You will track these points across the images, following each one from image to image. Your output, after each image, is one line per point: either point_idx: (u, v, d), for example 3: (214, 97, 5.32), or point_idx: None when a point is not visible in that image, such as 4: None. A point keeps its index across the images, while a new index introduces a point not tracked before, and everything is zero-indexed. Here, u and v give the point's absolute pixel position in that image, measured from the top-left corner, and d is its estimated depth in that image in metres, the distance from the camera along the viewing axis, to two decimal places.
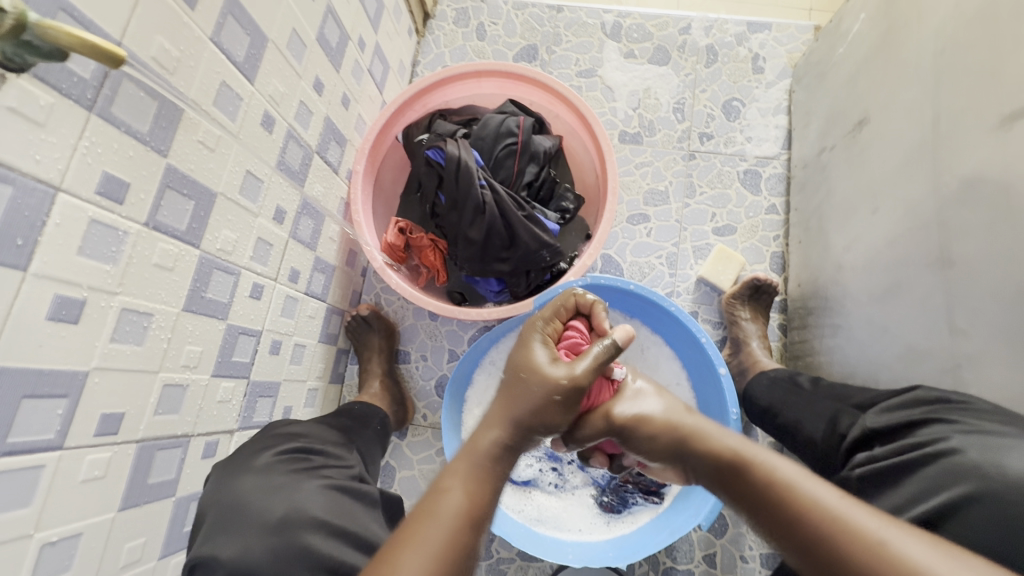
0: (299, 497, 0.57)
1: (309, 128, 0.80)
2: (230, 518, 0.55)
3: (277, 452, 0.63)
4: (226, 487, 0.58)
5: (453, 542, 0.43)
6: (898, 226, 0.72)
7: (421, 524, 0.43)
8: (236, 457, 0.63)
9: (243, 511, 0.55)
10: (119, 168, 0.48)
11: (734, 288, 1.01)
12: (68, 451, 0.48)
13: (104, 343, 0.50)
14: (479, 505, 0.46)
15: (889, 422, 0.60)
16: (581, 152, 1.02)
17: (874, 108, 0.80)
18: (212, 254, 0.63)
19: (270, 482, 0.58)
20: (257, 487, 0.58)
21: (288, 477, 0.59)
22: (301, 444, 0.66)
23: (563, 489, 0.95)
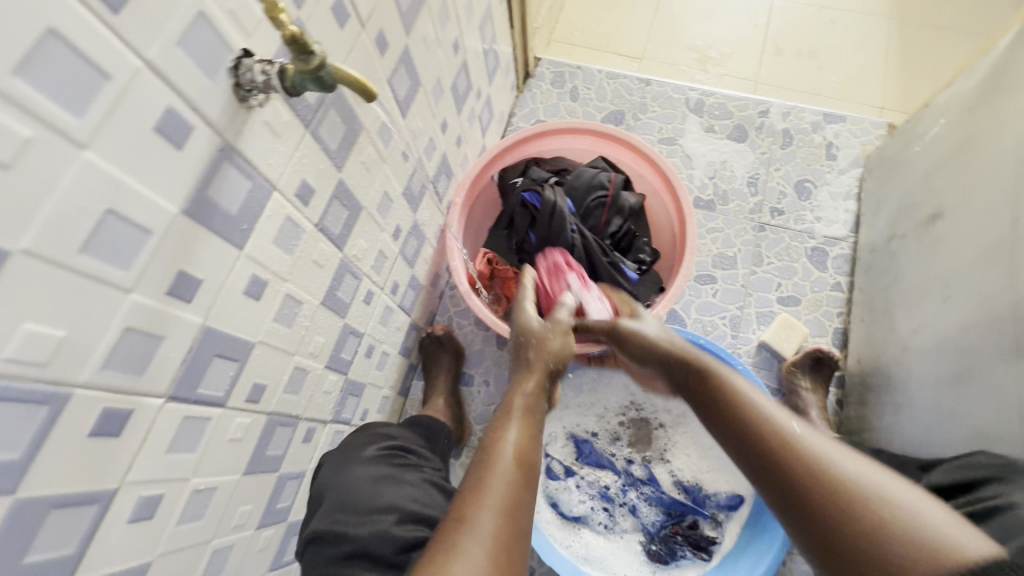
0: (398, 493, 0.69)
1: (431, 160, 0.90)
2: (340, 504, 0.67)
3: (377, 447, 0.75)
4: (336, 475, 0.71)
5: (515, 489, 0.52)
6: (971, 316, 0.75)
7: (486, 474, 0.52)
8: (346, 446, 0.75)
9: (350, 500, 0.67)
10: (312, 176, 0.58)
11: (796, 356, 1.04)
12: (227, 410, 0.54)
13: (269, 321, 0.57)
14: (527, 454, 0.56)
15: (949, 480, 0.63)
16: (660, 212, 1.10)
17: (951, 204, 0.86)
18: (348, 258, 0.71)
19: (374, 477, 0.70)
20: (360, 481, 0.70)
21: (387, 474, 0.72)
22: (399, 443, 0.79)
23: (612, 531, 0.95)
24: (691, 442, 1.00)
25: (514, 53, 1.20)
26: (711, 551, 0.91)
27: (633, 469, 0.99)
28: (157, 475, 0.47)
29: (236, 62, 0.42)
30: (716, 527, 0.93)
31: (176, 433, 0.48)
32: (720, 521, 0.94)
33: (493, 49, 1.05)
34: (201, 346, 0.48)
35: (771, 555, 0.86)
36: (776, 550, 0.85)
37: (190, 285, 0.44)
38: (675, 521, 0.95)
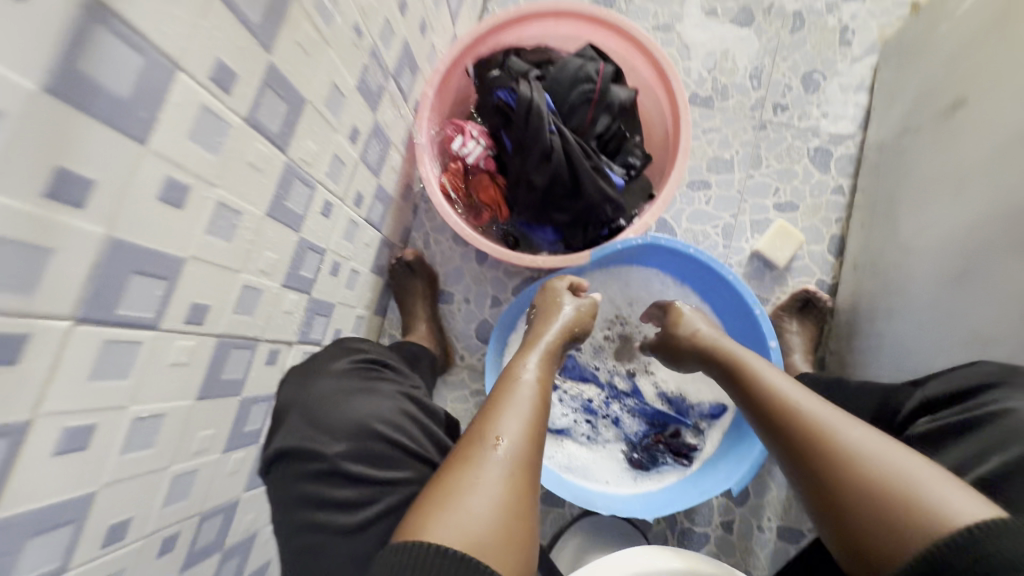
0: (369, 404, 0.67)
1: (390, 49, 0.78)
2: (310, 420, 0.65)
3: (349, 361, 0.72)
4: (303, 392, 0.68)
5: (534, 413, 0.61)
6: (983, 213, 0.69)
7: (508, 398, 0.62)
8: (314, 363, 0.72)
9: (319, 415, 0.65)
10: (231, 57, 0.47)
11: (786, 300, 1.00)
12: (162, 333, 0.49)
13: (200, 234, 0.50)
14: (544, 390, 0.65)
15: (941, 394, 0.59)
16: (653, 110, 0.99)
17: (976, 89, 0.76)
18: (295, 163, 0.62)
19: (340, 388, 0.68)
20: (327, 395, 0.67)
21: (356, 386, 0.69)
22: (372, 356, 0.76)
23: (594, 441, 0.95)
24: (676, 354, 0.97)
25: None
26: (692, 457, 0.93)
27: (616, 382, 0.98)
28: (83, 405, 0.42)
29: None
30: (698, 435, 0.94)
31: (99, 360, 0.42)
32: (702, 428, 0.94)
33: None
34: (110, 261, 0.41)
35: (750, 460, 0.85)
36: (756, 454, 0.84)
37: (78, 187, 0.37)
38: (656, 430, 0.95)
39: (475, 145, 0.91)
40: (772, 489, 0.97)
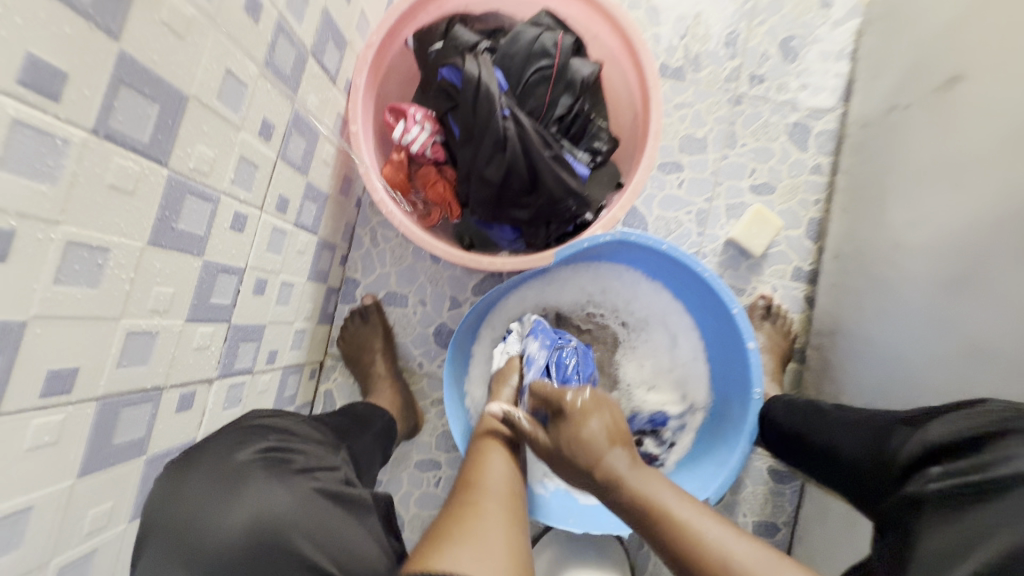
0: (270, 516, 0.46)
1: (305, 23, 0.65)
2: (185, 557, 0.44)
3: (249, 452, 0.50)
4: (167, 512, 0.45)
5: (511, 477, 0.60)
6: (986, 206, 0.61)
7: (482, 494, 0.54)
8: (201, 447, 0.50)
9: (193, 549, 0.44)
10: (51, 51, 0.35)
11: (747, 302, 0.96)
12: (6, 416, 0.38)
13: (46, 285, 0.39)
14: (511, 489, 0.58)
15: (949, 436, 0.50)
16: (619, 85, 0.88)
17: (974, 63, 0.68)
18: (183, 175, 0.50)
19: (224, 485, 0.46)
20: (204, 512, 0.45)
21: (257, 481, 0.47)
22: (272, 443, 0.53)
23: None
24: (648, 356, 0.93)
25: None
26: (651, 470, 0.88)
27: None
28: None
29: None
30: (660, 446, 0.89)
31: None
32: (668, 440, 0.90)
33: None
34: None
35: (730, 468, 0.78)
36: (735, 464, 0.77)
37: None
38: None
39: (419, 131, 0.80)
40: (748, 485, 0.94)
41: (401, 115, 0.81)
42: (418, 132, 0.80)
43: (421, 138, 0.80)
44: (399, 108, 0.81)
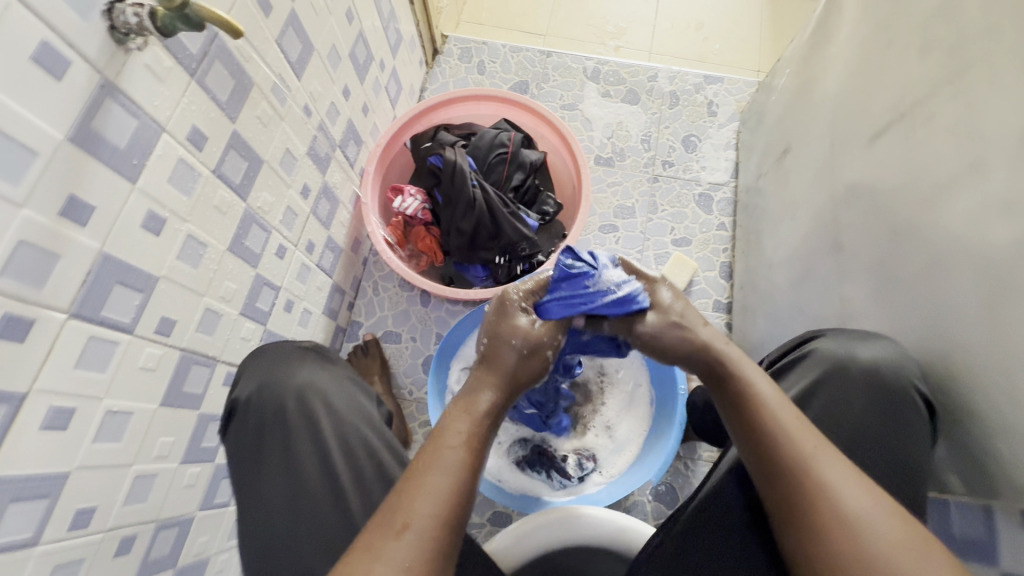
0: (316, 380, 0.66)
1: (336, 125, 0.96)
2: (258, 385, 0.65)
3: (299, 344, 0.72)
4: (252, 367, 0.68)
5: (452, 496, 0.48)
6: (811, 225, 0.87)
7: (429, 467, 0.49)
8: (260, 352, 0.70)
9: (268, 384, 0.65)
10: (203, 124, 0.63)
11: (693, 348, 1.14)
12: (135, 338, 0.59)
13: (172, 259, 0.62)
14: (476, 456, 0.52)
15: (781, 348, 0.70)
16: (562, 167, 1.20)
17: (795, 139, 0.99)
18: (254, 210, 0.76)
19: (285, 359, 0.68)
20: (272, 368, 0.66)
21: (306, 362, 0.69)
22: (312, 344, 0.75)
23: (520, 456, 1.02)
24: (625, 423, 1.05)
25: (419, 29, 1.27)
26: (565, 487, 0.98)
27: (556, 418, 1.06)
28: (65, 388, 0.51)
29: (109, 6, 0.48)
30: (580, 469, 0.98)
31: (83, 351, 0.53)
32: (602, 473, 1.01)
33: (393, 24, 1.11)
34: (101, 270, 0.53)
35: (667, 451, 0.93)
36: (670, 447, 0.92)
37: (82, 209, 0.49)
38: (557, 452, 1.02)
39: (413, 200, 1.08)
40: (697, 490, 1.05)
41: (400, 192, 1.10)
42: (412, 201, 1.08)
43: (413, 206, 1.08)
44: (399, 188, 1.10)
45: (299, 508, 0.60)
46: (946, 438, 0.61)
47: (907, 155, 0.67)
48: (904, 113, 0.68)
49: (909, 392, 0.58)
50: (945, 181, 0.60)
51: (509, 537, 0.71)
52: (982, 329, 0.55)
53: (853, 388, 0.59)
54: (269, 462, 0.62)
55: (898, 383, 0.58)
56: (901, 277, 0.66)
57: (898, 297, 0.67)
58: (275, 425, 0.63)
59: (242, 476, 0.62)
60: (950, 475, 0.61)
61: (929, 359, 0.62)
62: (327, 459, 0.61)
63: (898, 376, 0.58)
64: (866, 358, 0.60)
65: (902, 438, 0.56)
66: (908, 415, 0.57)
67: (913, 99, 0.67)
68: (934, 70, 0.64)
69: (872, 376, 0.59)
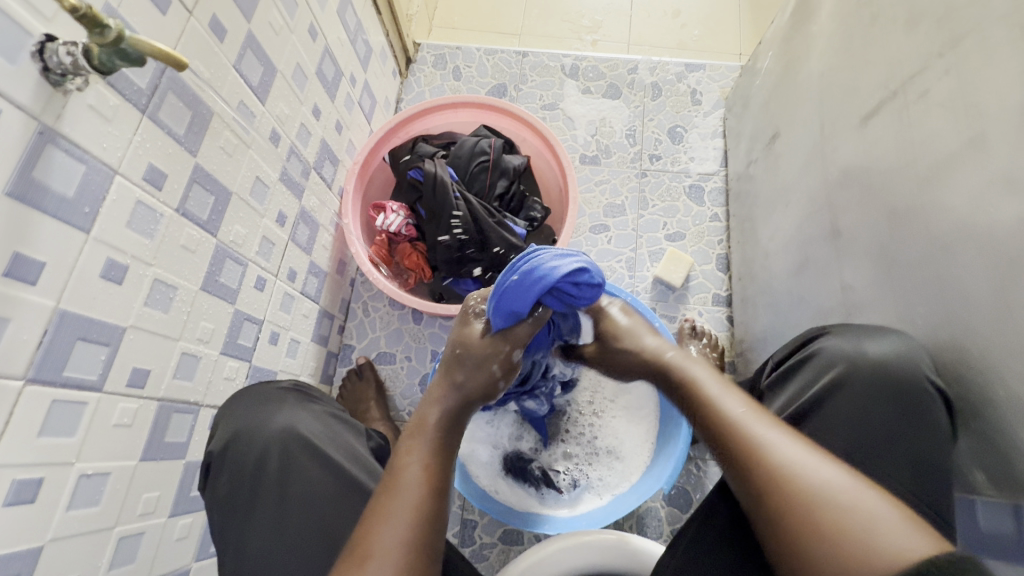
0: (299, 421, 0.67)
1: (309, 147, 0.93)
2: (235, 433, 0.66)
3: (279, 384, 0.73)
4: (229, 413, 0.69)
5: (415, 521, 0.46)
6: (806, 212, 0.84)
7: (391, 493, 0.48)
8: (249, 390, 0.72)
9: (249, 430, 0.66)
10: (160, 161, 0.59)
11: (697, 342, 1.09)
12: (106, 395, 0.56)
13: (139, 306, 0.59)
14: (438, 471, 0.50)
15: (787, 350, 0.68)
16: (547, 170, 1.16)
17: (782, 124, 0.95)
18: (226, 244, 0.73)
19: (264, 403, 0.69)
20: (249, 413, 0.67)
21: (288, 402, 0.70)
22: (291, 383, 0.76)
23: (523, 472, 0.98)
24: (623, 427, 1.00)
25: (389, 39, 1.23)
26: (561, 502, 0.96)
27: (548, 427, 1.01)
28: (29, 459, 0.48)
29: (40, 46, 0.44)
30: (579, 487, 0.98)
31: (47, 416, 0.49)
32: (599, 483, 0.98)
33: (362, 36, 1.08)
34: (58, 328, 0.49)
35: (677, 454, 0.89)
36: (679, 450, 0.89)
37: (30, 266, 0.46)
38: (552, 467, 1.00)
39: (396, 217, 1.05)
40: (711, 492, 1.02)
41: (382, 210, 1.07)
42: (394, 218, 1.05)
43: (395, 222, 1.05)
44: (382, 206, 1.07)
45: (288, 557, 0.61)
46: (965, 431, 0.58)
47: (899, 135, 0.64)
48: (894, 91, 0.65)
49: (922, 387, 0.55)
50: (941, 161, 0.57)
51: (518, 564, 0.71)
52: (993, 314, 0.52)
53: (863, 385, 0.57)
54: (255, 511, 0.63)
55: (910, 377, 0.56)
56: (902, 263, 0.63)
57: (901, 284, 0.64)
58: (258, 471, 0.64)
59: (226, 525, 0.63)
60: (972, 471, 0.58)
61: (942, 349, 0.59)
62: (314, 502, 0.63)
63: (909, 369, 0.56)
64: (877, 354, 0.58)
65: (919, 438, 0.54)
66: (926, 411, 0.54)
67: (902, 75, 0.64)
68: (921, 44, 0.61)
69: (884, 373, 0.57)
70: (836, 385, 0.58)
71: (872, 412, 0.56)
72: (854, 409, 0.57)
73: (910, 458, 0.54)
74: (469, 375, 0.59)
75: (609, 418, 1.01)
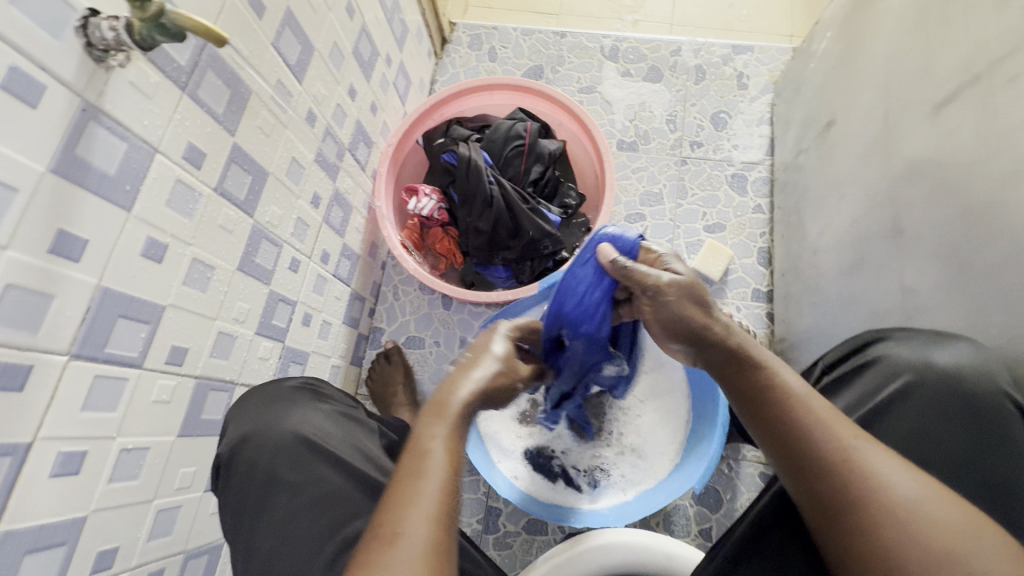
0: (308, 421, 0.68)
1: (344, 128, 0.92)
2: (255, 428, 0.67)
3: (290, 382, 0.73)
4: (243, 410, 0.69)
5: (442, 499, 0.45)
6: (862, 206, 0.79)
7: (418, 473, 0.46)
8: (265, 388, 0.72)
9: (260, 429, 0.67)
10: (200, 140, 0.59)
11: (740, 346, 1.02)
12: (145, 371, 0.56)
13: (178, 285, 0.59)
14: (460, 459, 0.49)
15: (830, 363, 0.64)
16: (583, 156, 1.13)
17: (840, 110, 0.90)
18: (262, 225, 0.73)
19: (274, 401, 0.70)
20: (260, 413, 0.68)
21: (302, 400, 0.71)
22: (304, 380, 0.76)
23: (547, 466, 0.98)
24: (648, 426, 0.98)
25: (425, 18, 1.21)
26: (583, 498, 0.95)
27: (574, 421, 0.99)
28: (73, 432, 0.49)
29: (84, 22, 0.44)
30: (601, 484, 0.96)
31: (90, 391, 0.50)
32: (622, 479, 0.96)
33: (399, 15, 1.06)
34: (101, 305, 0.50)
35: (710, 456, 0.86)
36: (712, 452, 0.85)
37: (75, 243, 0.46)
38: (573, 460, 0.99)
39: (428, 200, 1.03)
40: (744, 494, 0.99)
41: (414, 193, 1.05)
42: (426, 202, 1.03)
43: (427, 206, 1.03)
44: (414, 189, 1.05)
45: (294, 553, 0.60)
46: None
47: (982, 123, 0.59)
48: (978, 75, 0.60)
49: (998, 403, 0.52)
50: None
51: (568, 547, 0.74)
52: None
53: (929, 396, 0.53)
54: (274, 500, 0.63)
55: (983, 392, 0.52)
56: (976, 264, 0.59)
57: (974, 286, 0.59)
58: (268, 472, 0.65)
59: (240, 517, 0.63)
60: None
61: (1018, 360, 0.55)
62: (329, 500, 0.63)
63: (981, 380, 0.53)
64: (948, 364, 0.54)
65: (994, 459, 0.51)
66: (1004, 431, 0.51)
67: (990, 57, 0.59)
68: (1014, 23, 0.56)
69: (953, 386, 0.53)
70: (900, 396, 0.54)
71: (935, 427, 0.53)
72: (919, 423, 0.53)
73: (976, 476, 0.51)
74: (498, 377, 0.60)
75: (637, 415, 0.99)
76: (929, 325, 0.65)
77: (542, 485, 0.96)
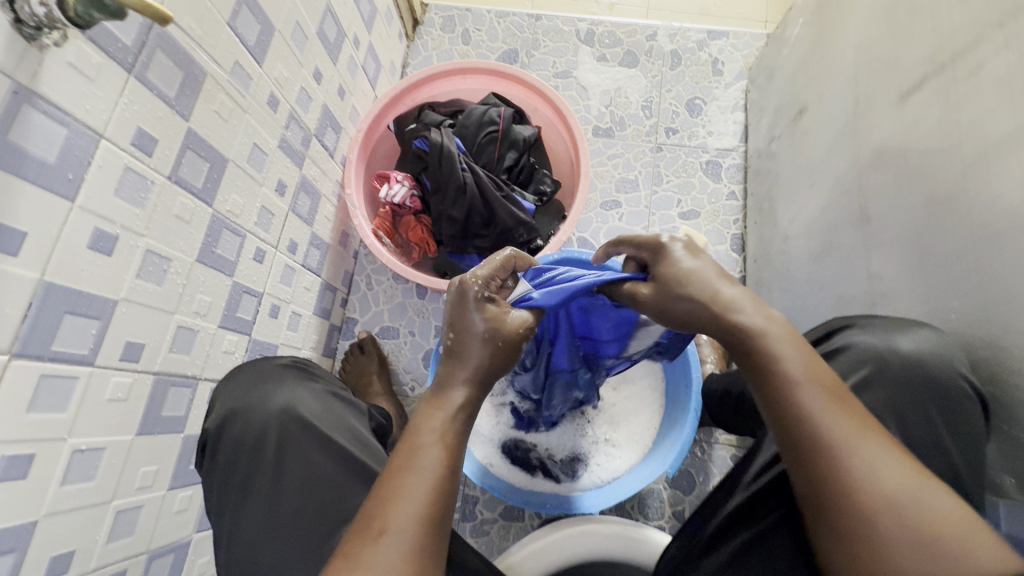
0: (297, 399, 0.67)
1: (309, 112, 0.88)
2: (235, 412, 0.65)
3: (278, 360, 0.72)
4: (231, 387, 0.68)
5: (431, 496, 0.44)
6: (831, 194, 0.80)
7: (408, 466, 0.45)
8: (246, 367, 0.70)
9: (240, 417, 0.65)
10: (150, 125, 0.56)
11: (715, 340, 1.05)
12: (98, 369, 0.54)
13: (131, 278, 0.56)
14: (455, 455, 0.47)
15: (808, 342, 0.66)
16: (558, 142, 1.11)
17: (811, 98, 0.90)
18: (223, 214, 0.70)
19: (263, 381, 0.68)
20: (247, 395, 0.67)
21: (286, 383, 0.69)
22: (292, 358, 0.75)
23: (522, 453, 0.97)
24: (624, 415, 0.98)
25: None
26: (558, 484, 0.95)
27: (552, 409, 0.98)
28: (18, 435, 0.47)
29: None
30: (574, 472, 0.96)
31: (36, 391, 0.48)
32: (598, 467, 0.96)
33: None
34: (44, 302, 0.47)
35: (682, 440, 0.87)
36: (686, 436, 0.86)
37: (12, 236, 0.44)
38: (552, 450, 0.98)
39: (400, 187, 1.01)
40: (717, 476, 1.01)
41: (387, 178, 1.02)
42: (399, 187, 1.01)
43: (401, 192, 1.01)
44: (388, 175, 1.02)
45: (268, 545, 0.60)
46: (997, 434, 0.56)
47: (945, 114, 0.59)
48: (942, 64, 0.60)
49: (958, 386, 0.53)
50: (990, 143, 0.53)
51: (553, 529, 0.75)
52: None
53: (889, 383, 0.55)
54: (249, 492, 0.62)
55: (942, 376, 0.54)
56: (936, 252, 0.60)
57: (933, 274, 0.60)
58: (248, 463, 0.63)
59: (220, 505, 0.63)
60: (1002, 475, 0.56)
61: (978, 346, 0.56)
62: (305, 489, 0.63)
63: (944, 366, 0.54)
64: (909, 350, 0.55)
65: (954, 439, 0.53)
66: (962, 413, 0.53)
67: (953, 47, 0.59)
68: (979, 13, 0.56)
69: (914, 372, 0.55)
70: (862, 380, 0.56)
71: (900, 409, 0.54)
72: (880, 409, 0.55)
73: (936, 457, 0.52)
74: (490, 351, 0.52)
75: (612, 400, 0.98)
76: (894, 311, 0.67)
77: (515, 473, 0.97)
